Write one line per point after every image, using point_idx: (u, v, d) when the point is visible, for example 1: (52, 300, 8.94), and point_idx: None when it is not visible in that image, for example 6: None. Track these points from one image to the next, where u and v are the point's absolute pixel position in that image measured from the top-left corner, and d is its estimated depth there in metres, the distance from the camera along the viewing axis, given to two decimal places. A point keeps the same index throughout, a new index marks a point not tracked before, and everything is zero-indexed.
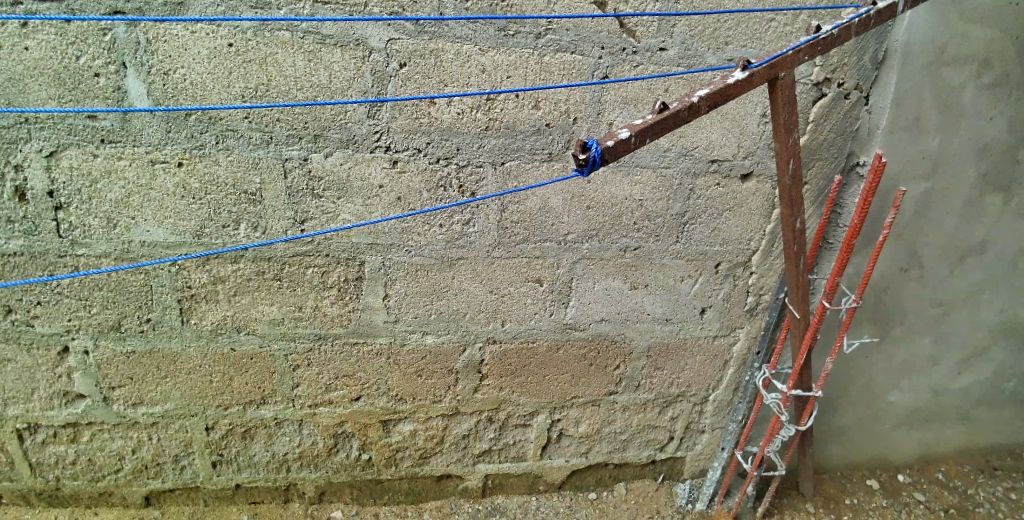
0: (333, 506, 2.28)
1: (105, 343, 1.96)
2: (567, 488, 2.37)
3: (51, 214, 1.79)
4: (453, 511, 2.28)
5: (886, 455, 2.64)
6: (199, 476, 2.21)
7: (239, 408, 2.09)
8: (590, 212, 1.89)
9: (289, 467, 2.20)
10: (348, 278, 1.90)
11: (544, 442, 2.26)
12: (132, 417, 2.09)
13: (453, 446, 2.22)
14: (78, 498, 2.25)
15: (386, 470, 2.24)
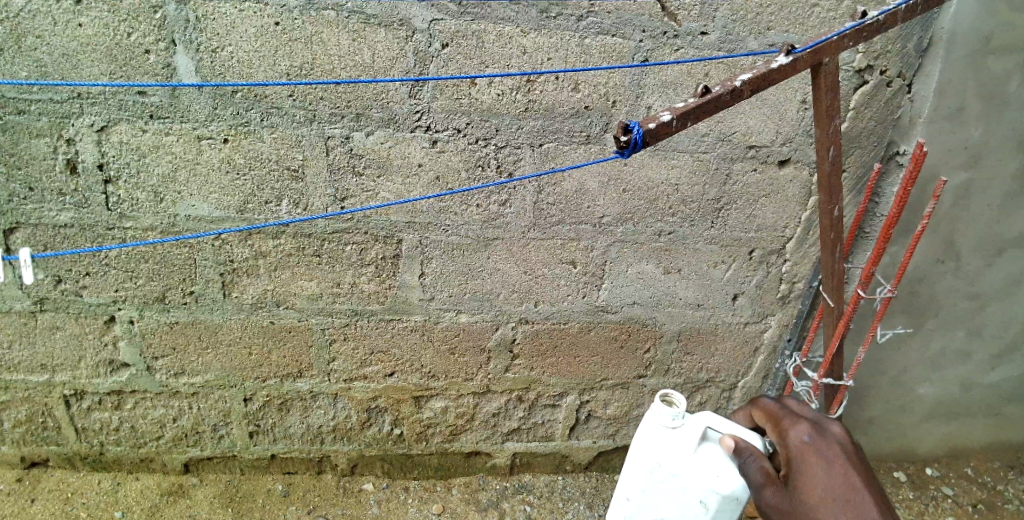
0: (365, 478, 2.34)
1: (150, 314, 2.03)
2: (593, 469, 2.41)
3: (100, 188, 1.85)
4: (481, 487, 2.33)
5: (913, 448, 2.63)
6: (236, 445, 2.29)
7: (276, 381, 2.15)
8: (626, 195, 1.91)
9: (323, 438, 2.27)
10: (385, 255, 1.93)
11: (572, 423, 2.29)
12: (174, 387, 2.17)
13: (482, 423, 2.26)
14: (120, 463, 2.34)
15: (416, 445, 2.29)
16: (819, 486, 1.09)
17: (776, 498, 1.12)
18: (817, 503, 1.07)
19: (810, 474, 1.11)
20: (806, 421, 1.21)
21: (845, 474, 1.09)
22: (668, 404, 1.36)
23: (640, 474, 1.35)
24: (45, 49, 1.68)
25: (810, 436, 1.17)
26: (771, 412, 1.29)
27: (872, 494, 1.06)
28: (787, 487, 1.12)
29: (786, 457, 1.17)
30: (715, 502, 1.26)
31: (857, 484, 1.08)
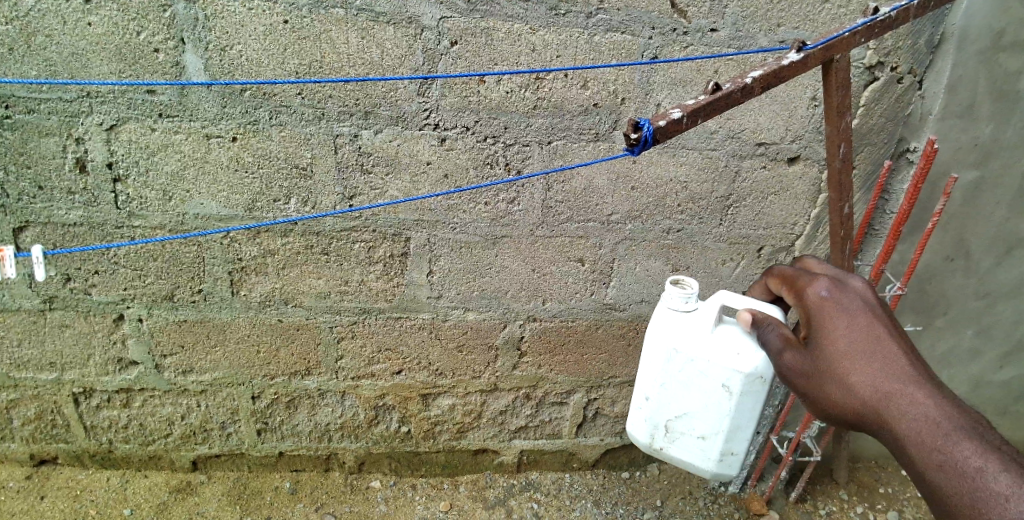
0: (372, 476, 2.34)
1: (159, 312, 2.04)
2: (600, 466, 2.41)
3: (109, 186, 1.86)
4: (488, 485, 2.33)
5: None
6: (244, 443, 2.29)
7: (285, 379, 2.15)
8: (634, 193, 1.90)
9: (331, 436, 2.27)
10: (394, 253, 1.94)
11: (580, 420, 2.29)
12: (183, 385, 2.17)
13: (490, 421, 2.26)
14: (128, 460, 2.34)
15: (424, 443, 2.29)
16: (842, 341, 1.11)
17: (799, 357, 1.15)
18: (840, 358, 1.10)
19: (831, 329, 1.13)
20: (826, 277, 1.21)
21: (868, 326, 1.11)
22: (676, 293, 1.41)
23: (658, 371, 1.44)
24: (54, 48, 1.69)
25: (830, 290, 1.18)
26: (789, 276, 1.30)
27: (894, 344, 1.09)
28: (810, 344, 1.15)
29: (807, 316, 1.19)
30: (737, 384, 1.37)
31: (881, 335, 1.10)
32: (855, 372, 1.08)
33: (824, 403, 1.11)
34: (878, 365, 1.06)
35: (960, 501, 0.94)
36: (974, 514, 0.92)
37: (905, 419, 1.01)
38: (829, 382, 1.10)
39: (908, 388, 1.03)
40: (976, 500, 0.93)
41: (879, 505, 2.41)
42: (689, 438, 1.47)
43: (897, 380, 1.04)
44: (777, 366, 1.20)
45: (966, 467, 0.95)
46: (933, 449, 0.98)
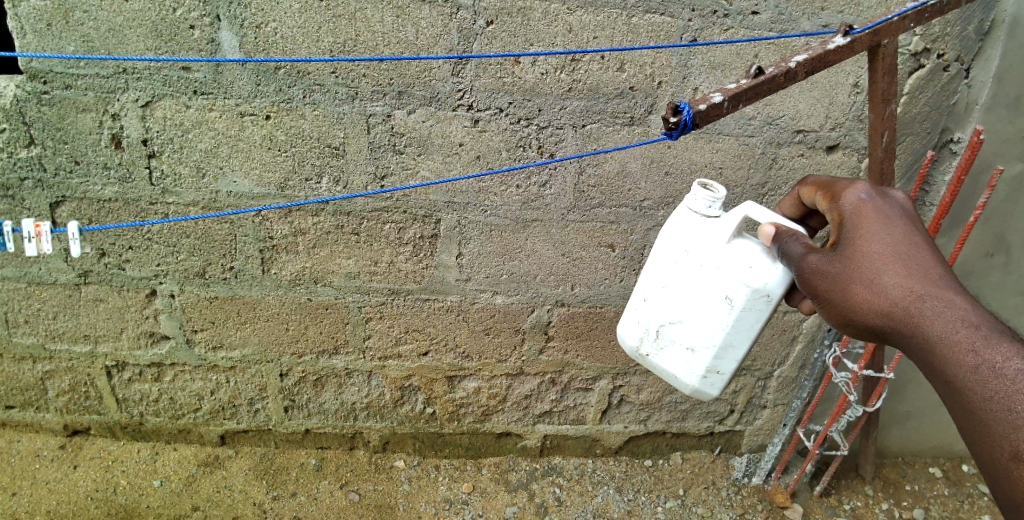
0: (396, 455, 2.36)
1: (190, 288, 2.07)
2: (623, 453, 2.40)
3: (144, 162, 1.88)
4: (511, 468, 2.34)
5: (952, 445, 2.55)
6: (272, 419, 2.32)
7: (313, 357, 2.17)
8: (668, 178, 1.88)
9: (357, 415, 2.29)
10: (424, 235, 1.93)
11: (604, 407, 2.28)
12: (213, 360, 2.21)
13: (514, 405, 2.27)
14: (158, 433, 2.39)
15: (448, 425, 2.31)
16: (877, 244, 1.06)
17: (827, 260, 1.10)
18: (873, 261, 1.04)
19: (865, 233, 1.08)
20: (864, 186, 1.17)
21: (907, 234, 1.06)
22: (701, 195, 1.38)
23: (664, 272, 1.43)
24: (91, 24, 1.70)
25: (870, 197, 1.14)
26: (824, 188, 1.25)
27: (931, 251, 1.04)
28: (841, 247, 1.10)
29: (841, 222, 1.14)
30: (739, 297, 1.35)
31: (919, 243, 1.05)
32: (887, 273, 1.02)
33: (850, 306, 1.05)
34: (913, 268, 1.01)
35: (995, 401, 0.88)
36: (1008, 415, 0.87)
37: (937, 319, 0.95)
38: (859, 284, 1.04)
39: (944, 291, 0.98)
40: (1009, 400, 0.87)
41: (905, 502, 2.37)
42: (677, 348, 1.46)
43: (933, 283, 0.99)
44: (800, 271, 1.15)
45: (1004, 368, 0.88)
46: (967, 346, 0.91)
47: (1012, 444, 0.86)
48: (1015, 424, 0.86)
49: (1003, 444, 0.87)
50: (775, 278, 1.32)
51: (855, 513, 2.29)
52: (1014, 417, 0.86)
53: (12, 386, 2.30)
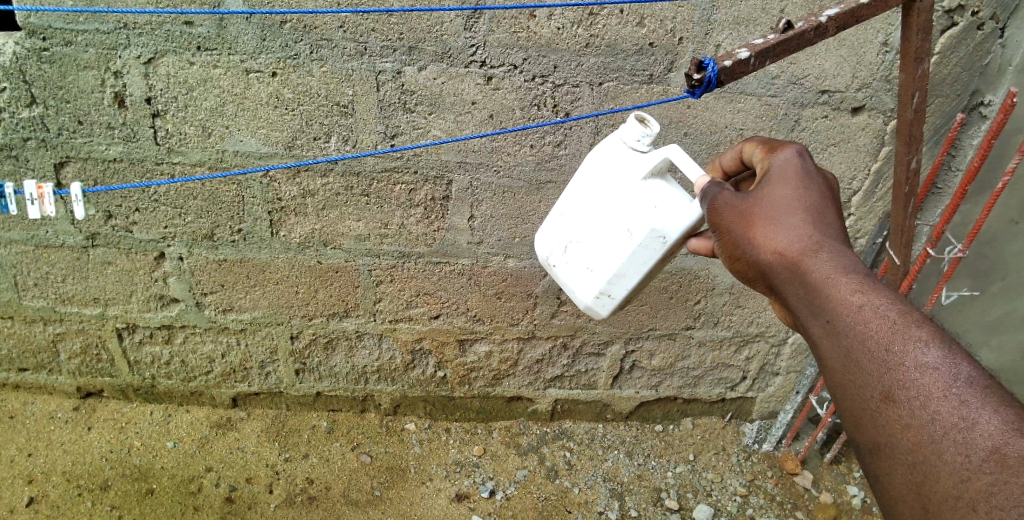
0: (407, 418, 2.37)
1: (199, 251, 2.04)
2: (634, 418, 2.40)
3: (148, 121, 1.83)
4: (521, 432, 2.34)
5: None
6: (283, 382, 2.33)
7: (322, 320, 2.15)
8: (686, 139, 1.83)
9: (367, 378, 2.29)
10: (435, 196, 1.90)
11: (616, 372, 2.27)
12: (222, 323, 2.20)
13: (526, 369, 2.26)
14: (171, 395, 2.40)
15: (459, 388, 2.30)
16: (791, 190, 1.02)
17: (738, 198, 1.06)
18: (781, 203, 1.01)
19: (782, 180, 1.05)
20: (796, 144, 1.12)
21: (813, 183, 1.04)
22: (634, 127, 1.27)
23: (580, 188, 1.32)
24: None
25: (799, 151, 1.09)
26: (760, 139, 1.18)
27: (836, 210, 1.02)
28: (755, 189, 1.06)
29: (766, 168, 1.09)
30: (641, 232, 1.24)
31: (828, 200, 1.03)
32: (792, 216, 0.99)
33: (749, 241, 1.01)
34: (817, 218, 0.99)
35: (873, 342, 0.85)
36: (885, 356, 0.83)
37: (831, 261, 0.92)
38: (763, 221, 1.01)
39: (839, 242, 0.96)
40: (889, 339, 0.83)
41: None
42: (569, 274, 1.33)
43: (832, 234, 0.97)
44: (706, 208, 1.09)
45: (888, 309, 0.85)
46: (854, 287, 0.88)
47: (884, 386, 0.83)
48: (889, 365, 0.83)
49: (875, 385, 0.84)
50: (678, 222, 1.23)
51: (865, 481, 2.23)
52: (888, 359, 0.83)
53: (25, 348, 2.31)
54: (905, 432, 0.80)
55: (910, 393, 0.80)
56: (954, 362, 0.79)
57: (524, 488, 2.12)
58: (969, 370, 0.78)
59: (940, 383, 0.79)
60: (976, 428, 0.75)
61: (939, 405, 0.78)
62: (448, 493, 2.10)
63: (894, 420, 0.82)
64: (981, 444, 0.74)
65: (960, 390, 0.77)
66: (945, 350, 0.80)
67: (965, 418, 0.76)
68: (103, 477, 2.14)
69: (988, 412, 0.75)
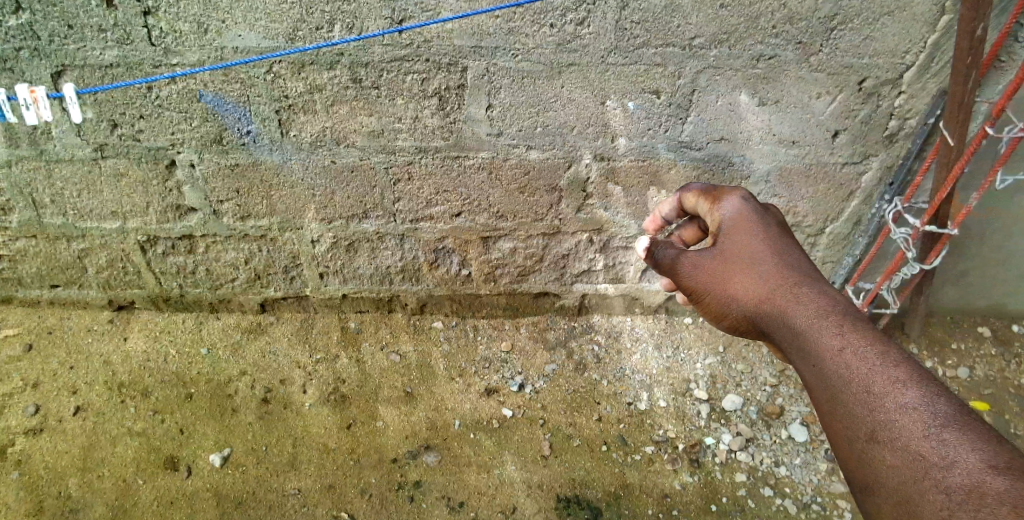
0: (434, 317, 2.35)
1: (209, 157, 1.97)
2: (662, 312, 2.35)
3: (140, 20, 1.71)
4: (550, 326, 2.31)
5: (1006, 306, 2.36)
6: (309, 286, 2.30)
7: (342, 223, 2.08)
8: (723, 11, 1.65)
9: (392, 279, 2.25)
10: (449, 86, 1.78)
11: (645, 265, 2.19)
12: (242, 231, 2.16)
13: (552, 265, 2.19)
14: (200, 304, 2.43)
15: (485, 286, 2.26)
16: (751, 247, 1.25)
17: (708, 258, 1.26)
18: (748, 261, 1.23)
19: (741, 235, 1.27)
20: (741, 195, 1.35)
21: (777, 241, 1.25)
22: None
23: None
24: None
25: (746, 204, 1.32)
26: (705, 192, 1.40)
27: (795, 253, 1.23)
28: (719, 248, 1.27)
29: (722, 224, 1.31)
30: None
31: (785, 247, 1.24)
32: (761, 268, 1.21)
33: (729, 298, 1.22)
34: (781, 266, 1.20)
35: (853, 385, 0.96)
36: (864, 395, 0.94)
37: (800, 304, 1.10)
38: (740, 281, 1.21)
39: (808, 282, 1.14)
40: (869, 381, 0.94)
41: (948, 360, 2.27)
42: None
43: (797, 279, 1.16)
44: (682, 268, 1.30)
45: (867, 352, 0.97)
46: (829, 332, 1.03)
47: (869, 427, 0.92)
48: (873, 407, 0.92)
49: (861, 427, 0.93)
50: None
51: None
52: (870, 399, 0.93)
53: (53, 266, 2.33)
54: (889, 472, 0.88)
55: (893, 434, 0.89)
56: (931, 403, 0.88)
57: (554, 382, 2.12)
58: (948, 408, 0.87)
59: (920, 423, 0.87)
60: (953, 466, 0.81)
61: (919, 444, 0.86)
62: (477, 389, 2.10)
63: (880, 459, 0.89)
64: (960, 483, 0.80)
65: (940, 430, 0.85)
66: (921, 388, 0.90)
67: (944, 457, 0.83)
68: (144, 385, 2.20)
69: (966, 450, 0.82)
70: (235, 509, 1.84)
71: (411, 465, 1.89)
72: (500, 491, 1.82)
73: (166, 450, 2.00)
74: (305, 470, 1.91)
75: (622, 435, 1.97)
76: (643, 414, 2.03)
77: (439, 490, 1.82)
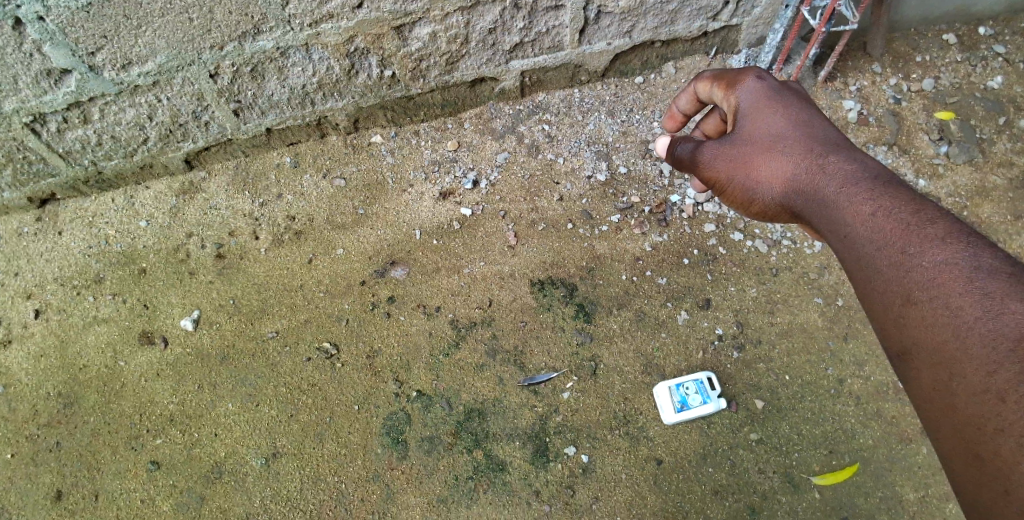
0: (372, 132, 2.16)
1: (57, 4, 1.52)
2: (611, 76, 2.18)
3: None
4: (494, 116, 2.15)
5: (969, 6, 2.21)
6: (228, 128, 2.04)
7: (236, 46, 1.76)
8: None
9: (313, 99, 2.00)
10: None
11: (581, 26, 1.94)
12: (131, 83, 1.79)
13: (480, 45, 1.94)
14: (123, 177, 2.13)
15: (414, 85, 2.03)
16: (774, 126, 1.19)
17: (729, 144, 1.21)
18: (771, 140, 1.18)
19: (762, 114, 1.21)
20: (757, 74, 1.26)
21: (801, 118, 1.20)
22: None
23: None
24: None
25: (763, 82, 1.24)
26: (717, 76, 1.30)
27: (820, 126, 1.18)
28: (738, 132, 1.21)
29: (740, 106, 1.24)
30: None
31: (809, 120, 1.19)
32: (785, 149, 1.16)
33: (755, 184, 1.19)
34: (806, 141, 1.16)
35: (888, 248, 0.97)
36: (899, 258, 0.95)
37: (829, 177, 1.09)
38: (763, 166, 1.17)
39: (834, 152, 1.12)
40: (904, 243, 0.95)
41: (912, 75, 2.16)
42: None
43: (824, 151, 1.13)
44: (700, 161, 1.25)
45: (901, 214, 0.97)
46: (861, 200, 1.03)
47: (905, 289, 0.93)
48: (909, 268, 0.94)
49: (897, 291, 0.94)
50: None
51: (861, 94, 2.12)
52: (906, 261, 0.94)
53: None
54: (928, 331, 0.90)
55: (933, 292, 0.90)
56: (970, 257, 0.89)
57: (508, 172, 2.03)
58: (989, 259, 0.88)
59: (959, 277, 0.88)
60: (998, 319, 0.83)
61: (960, 299, 0.87)
62: (431, 195, 2.01)
63: (918, 320, 0.92)
64: (1007, 334, 0.81)
65: (982, 281, 0.86)
66: (957, 241, 0.91)
67: (987, 310, 0.84)
68: (93, 272, 2.01)
69: (1010, 302, 0.82)
70: (222, 365, 1.82)
71: (382, 283, 1.88)
72: (475, 289, 1.84)
73: (136, 327, 1.91)
74: (277, 311, 1.87)
75: (586, 209, 1.94)
76: (605, 185, 1.98)
77: (414, 298, 1.84)
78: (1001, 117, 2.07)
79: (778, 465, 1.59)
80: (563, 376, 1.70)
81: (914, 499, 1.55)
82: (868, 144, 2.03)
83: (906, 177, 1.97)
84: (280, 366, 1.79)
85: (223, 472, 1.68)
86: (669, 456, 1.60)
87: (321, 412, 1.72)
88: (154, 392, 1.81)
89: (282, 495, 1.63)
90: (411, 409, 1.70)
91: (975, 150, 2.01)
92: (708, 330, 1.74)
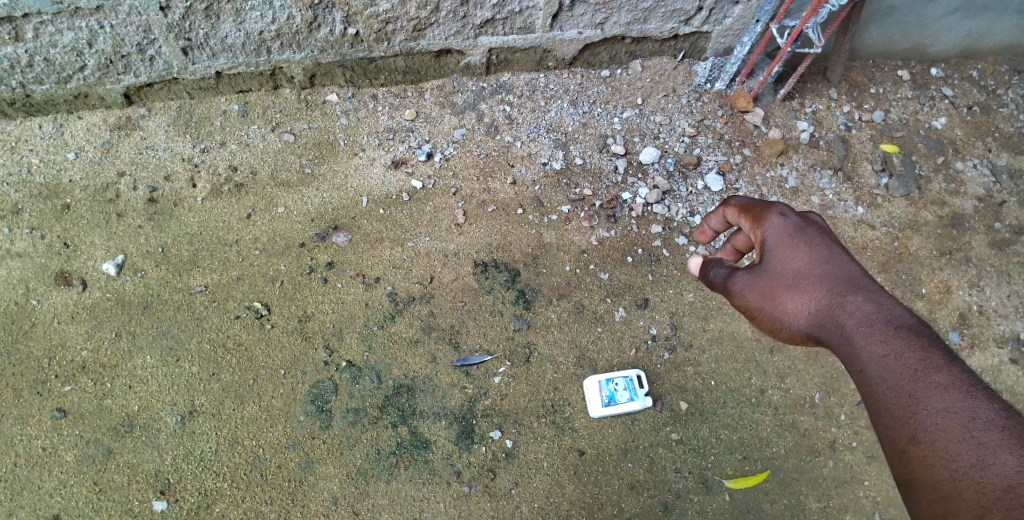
0: (327, 90, 2.09)
1: None
2: (578, 65, 2.17)
3: None
4: (456, 90, 2.11)
5: (923, 46, 2.30)
6: (174, 66, 1.93)
7: None
8: None
9: (269, 48, 1.92)
10: None
11: (555, 11, 1.93)
12: (71, 4, 1.67)
13: (451, 16, 1.89)
14: (55, 105, 1.99)
15: (377, 48, 1.97)
16: (798, 261, 1.19)
17: (757, 275, 1.22)
18: (796, 276, 1.18)
19: (787, 249, 1.21)
20: (782, 209, 1.25)
21: (826, 252, 1.19)
22: None
23: None
24: None
25: (787, 217, 1.23)
26: (744, 203, 1.31)
27: (843, 260, 1.18)
28: (765, 266, 1.22)
29: (764, 240, 1.24)
30: None
31: (832, 254, 1.19)
32: (810, 285, 1.17)
33: (784, 316, 1.19)
34: (830, 277, 1.16)
35: (897, 389, 0.99)
36: (906, 402, 0.97)
37: (848, 317, 1.09)
38: (789, 300, 1.18)
39: (855, 289, 1.13)
40: (912, 390, 0.97)
41: (865, 105, 2.24)
42: None
43: (845, 288, 1.13)
44: (729, 290, 1.26)
45: (911, 361, 0.99)
46: (875, 341, 1.04)
47: (909, 429, 0.95)
48: (915, 411, 0.95)
49: (903, 429, 0.96)
50: None
51: (815, 117, 2.18)
52: (913, 405, 0.96)
53: None
54: (928, 470, 0.92)
55: (934, 436, 0.92)
56: (969, 407, 0.92)
57: (463, 148, 2.00)
58: (988, 412, 0.90)
59: (960, 425, 0.91)
60: (989, 468, 0.86)
61: (957, 447, 0.90)
62: (382, 162, 1.97)
63: (920, 459, 0.93)
64: (996, 482, 0.85)
65: (979, 433, 0.89)
66: (961, 394, 0.93)
67: (981, 459, 0.87)
68: (12, 202, 1.87)
69: (1004, 453, 0.86)
70: (144, 314, 1.73)
71: (322, 247, 1.83)
72: (416, 263, 1.81)
73: (52, 266, 1.79)
74: (208, 265, 1.80)
75: (538, 196, 1.93)
76: (560, 174, 1.97)
77: (353, 267, 1.80)
78: (940, 157, 2.17)
79: (694, 466, 1.64)
80: (495, 360, 1.70)
81: (816, 508, 1.63)
82: (815, 166, 2.09)
83: (846, 203, 2.05)
84: (205, 321, 1.72)
85: (135, 426, 1.61)
86: (592, 449, 1.63)
87: (244, 373, 1.66)
88: (67, 336, 1.71)
89: (195, 454, 1.58)
90: (339, 379, 1.66)
91: (913, 186, 2.10)
92: (643, 329, 1.77)
